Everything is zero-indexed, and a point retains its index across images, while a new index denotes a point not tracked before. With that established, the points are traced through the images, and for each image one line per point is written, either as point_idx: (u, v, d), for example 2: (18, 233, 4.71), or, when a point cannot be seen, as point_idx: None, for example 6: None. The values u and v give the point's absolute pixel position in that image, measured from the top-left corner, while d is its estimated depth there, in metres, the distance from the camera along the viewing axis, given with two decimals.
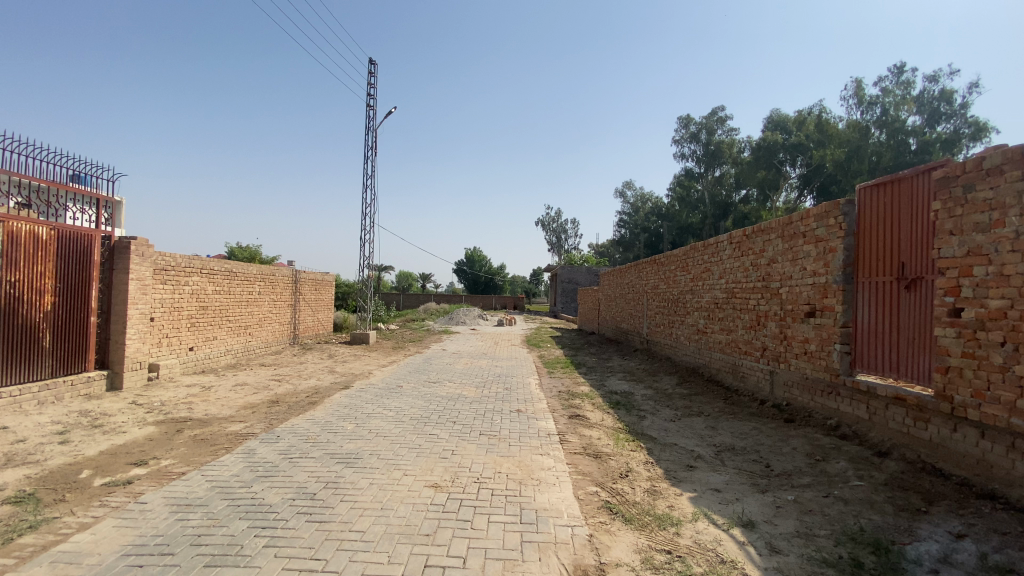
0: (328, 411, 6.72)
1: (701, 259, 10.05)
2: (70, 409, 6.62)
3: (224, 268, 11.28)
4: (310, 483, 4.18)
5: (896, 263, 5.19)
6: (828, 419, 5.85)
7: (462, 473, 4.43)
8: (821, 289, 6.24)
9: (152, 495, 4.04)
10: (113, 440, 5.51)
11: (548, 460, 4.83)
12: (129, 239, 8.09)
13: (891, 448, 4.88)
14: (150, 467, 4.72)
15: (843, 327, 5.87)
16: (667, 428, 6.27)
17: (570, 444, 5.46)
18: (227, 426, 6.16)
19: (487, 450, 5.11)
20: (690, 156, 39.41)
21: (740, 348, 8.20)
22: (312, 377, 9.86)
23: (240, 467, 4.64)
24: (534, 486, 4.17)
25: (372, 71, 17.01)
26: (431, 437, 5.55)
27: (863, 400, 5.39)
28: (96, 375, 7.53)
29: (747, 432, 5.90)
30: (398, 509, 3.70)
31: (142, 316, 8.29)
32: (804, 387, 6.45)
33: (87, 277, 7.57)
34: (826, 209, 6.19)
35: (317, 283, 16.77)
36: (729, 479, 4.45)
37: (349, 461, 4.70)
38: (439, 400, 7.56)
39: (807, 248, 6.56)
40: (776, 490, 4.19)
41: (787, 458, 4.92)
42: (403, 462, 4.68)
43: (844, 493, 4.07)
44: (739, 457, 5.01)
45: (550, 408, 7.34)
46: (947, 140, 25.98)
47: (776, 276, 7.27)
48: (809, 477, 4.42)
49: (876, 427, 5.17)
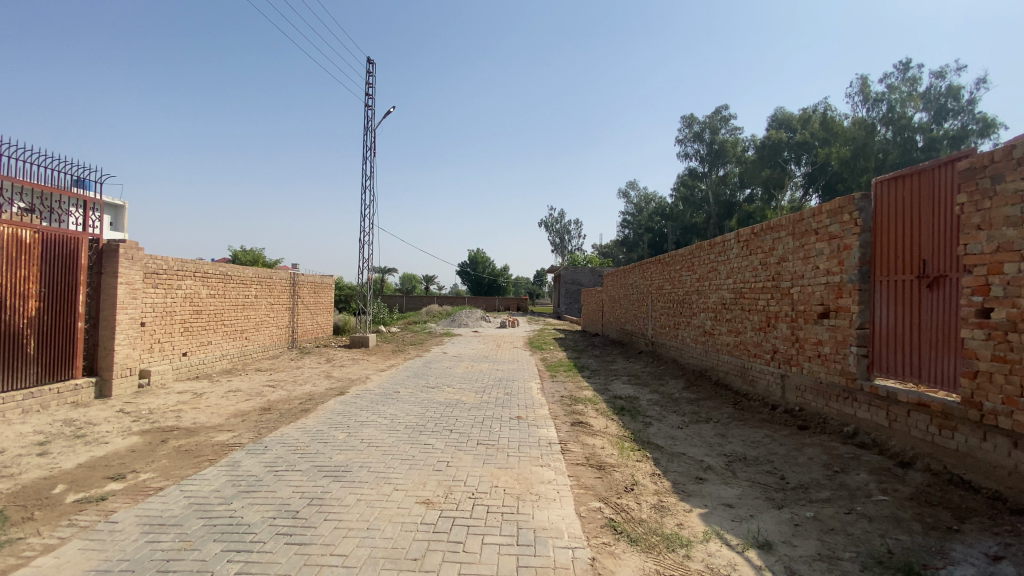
0: (320, 419, 6.47)
1: (707, 259, 9.76)
2: (54, 418, 6.38)
3: (219, 271, 11.05)
4: (293, 500, 3.92)
5: (917, 260, 4.89)
6: (845, 427, 5.54)
7: (457, 488, 4.15)
8: (835, 289, 5.94)
9: (124, 514, 3.78)
10: (93, 452, 5.26)
11: (548, 472, 4.55)
12: (117, 242, 7.86)
13: (915, 458, 4.57)
14: (128, 481, 4.47)
15: (860, 328, 5.55)
16: (674, 436, 5.96)
17: (571, 454, 5.17)
18: (214, 435, 5.91)
19: (483, 461, 4.84)
20: (694, 155, 39.02)
21: (749, 350, 7.89)
22: (308, 382, 9.63)
23: (221, 480, 4.39)
24: (533, 502, 3.90)
25: (372, 71, 16.82)
26: (426, 447, 5.28)
27: (882, 406, 5.09)
28: (84, 383, 7.29)
29: (759, 440, 5.59)
30: (385, 529, 3.43)
31: (133, 320, 8.07)
32: (818, 393, 6.14)
33: (73, 281, 7.35)
34: (839, 205, 5.88)
35: (316, 286, 16.55)
36: (742, 493, 4.15)
37: (337, 475, 4.44)
38: (436, 406, 7.29)
39: (819, 246, 6.25)
40: (793, 505, 3.88)
41: (803, 468, 4.62)
42: (393, 476, 4.40)
43: (867, 509, 3.77)
44: (751, 468, 4.71)
45: (552, 414, 7.05)
46: (956, 136, 25.52)
47: (787, 275, 6.97)
48: (828, 491, 4.11)
49: (897, 435, 4.87)
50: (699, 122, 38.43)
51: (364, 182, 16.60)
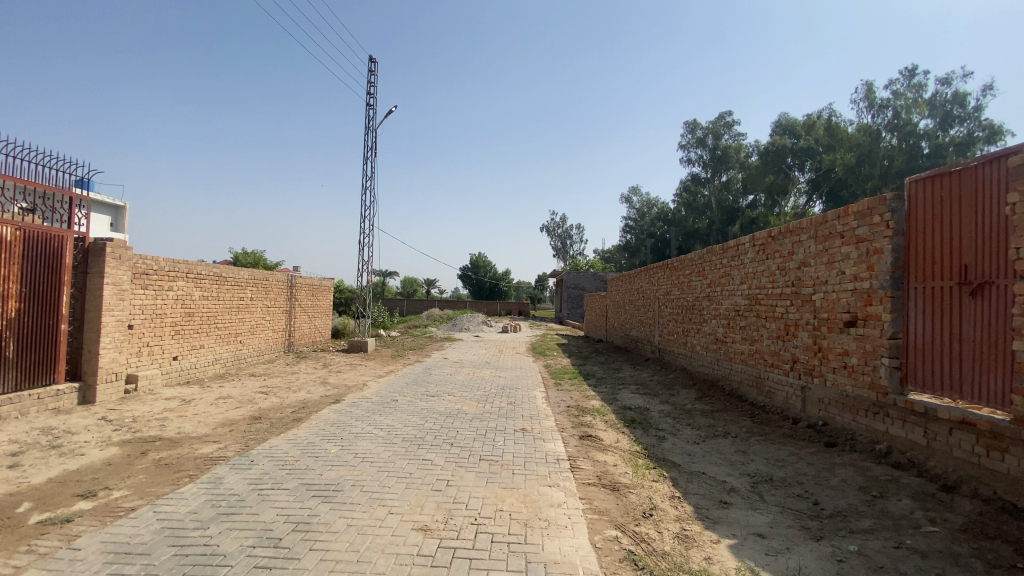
0: (312, 431, 6.06)
1: (719, 263, 9.37)
2: (32, 426, 6.02)
3: (213, 272, 10.71)
4: (277, 525, 3.53)
5: (958, 264, 4.49)
6: (876, 444, 5.14)
7: (458, 512, 3.77)
8: (864, 296, 5.55)
9: (88, 540, 3.41)
10: (66, 465, 4.88)
11: (558, 494, 4.16)
12: (105, 240, 7.53)
13: (959, 481, 4.17)
14: (98, 500, 4.10)
15: (892, 339, 5.15)
16: (691, 452, 5.55)
17: (582, 472, 4.78)
18: (199, 447, 5.52)
19: (487, 480, 4.45)
20: (698, 160, 38.67)
21: (766, 360, 7.51)
22: (302, 389, 9.23)
23: (200, 500, 4.00)
24: (542, 530, 3.50)
25: (372, 70, 16.60)
26: (425, 463, 4.88)
27: (919, 423, 4.69)
28: (67, 388, 6.94)
29: (784, 458, 5.19)
30: (376, 563, 3.04)
31: (120, 323, 7.71)
32: (844, 406, 5.74)
33: (57, 281, 6.99)
34: (868, 206, 5.50)
35: (314, 289, 16.19)
36: (774, 521, 3.75)
37: (327, 495, 4.05)
38: (436, 417, 6.89)
39: (845, 250, 5.88)
40: (833, 537, 3.49)
41: (838, 493, 4.22)
42: (388, 497, 4.02)
43: (917, 543, 3.36)
44: (780, 492, 4.30)
45: (559, 426, 6.65)
46: (962, 143, 25.16)
47: (808, 281, 6.60)
48: (870, 520, 3.71)
49: (937, 455, 4.47)
50: (702, 128, 38.09)
51: (364, 184, 16.29)
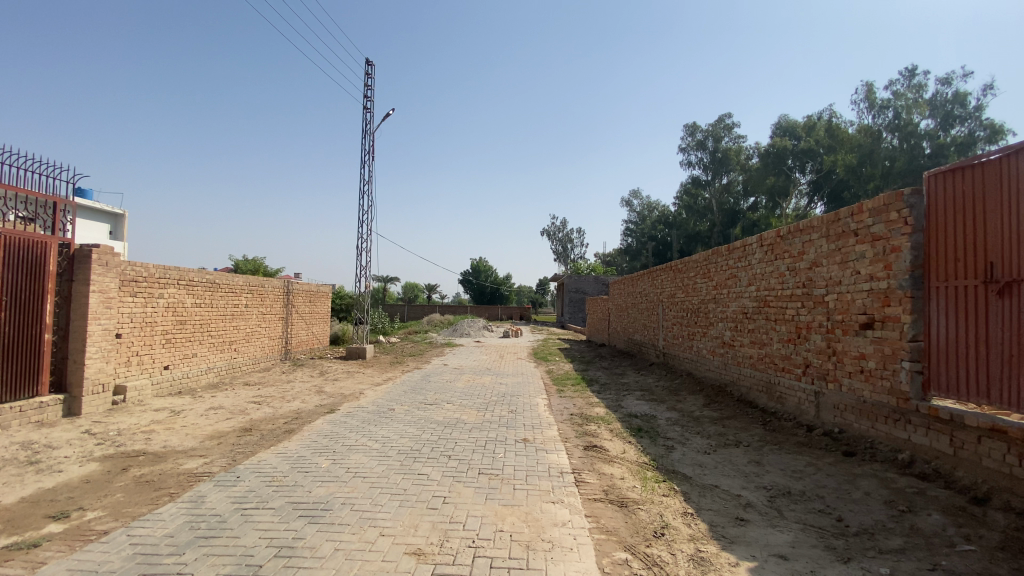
0: (303, 443, 5.79)
1: (725, 264, 9.11)
2: (11, 440, 5.76)
3: (206, 279, 10.47)
4: (258, 550, 3.26)
5: (982, 262, 4.23)
6: (898, 454, 4.86)
7: (454, 533, 3.49)
8: (881, 297, 5.28)
9: (53, 568, 3.14)
10: (41, 483, 4.62)
11: (562, 512, 3.89)
12: (90, 247, 7.29)
13: (990, 492, 3.90)
14: (70, 522, 3.84)
15: (913, 342, 4.86)
16: (702, 463, 5.27)
17: (587, 487, 4.50)
18: (183, 462, 5.26)
19: (486, 496, 4.17)
20: (698, 164, 38.41)
21: (776, 364, 7.25)
22: (296, 398, 8.96)
23: (178, 522, 3.73)
24: (545, 553, 3.23)
25: (371, 74, 16.43)
26: (420, 479, 4.60)
27: (944, 430, 4.41)
28: (50, 401, 6.68)
29: (801, 469, 4.91)
30: None
31: (106, 332, 7.47)
32: (862, 413, 5.47)
33: (41, 289, 6.73)
34: (884, 202, 5.24)
35: (312, 295, 15.96)
36: (796, 540, 3.48)
37: (314, 515, 3.78)
38: (434, 427, 6.62)
39: (860, 249, 5.62)
40: (861, 558, 3.21)
41: (862, 508, 3.94)
42: (381, 517, 3.74)
43: (954, 564, 3.08)
44: (800, 507, 4.02)
45: (562, 436, 6.38)
46: (964, 143, 24.90)
47: (820, 282, 6.33)
48: (899, 539, 3.44)
49: (965, 465, 4.19)
50: (703, 130, 37.89)
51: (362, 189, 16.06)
